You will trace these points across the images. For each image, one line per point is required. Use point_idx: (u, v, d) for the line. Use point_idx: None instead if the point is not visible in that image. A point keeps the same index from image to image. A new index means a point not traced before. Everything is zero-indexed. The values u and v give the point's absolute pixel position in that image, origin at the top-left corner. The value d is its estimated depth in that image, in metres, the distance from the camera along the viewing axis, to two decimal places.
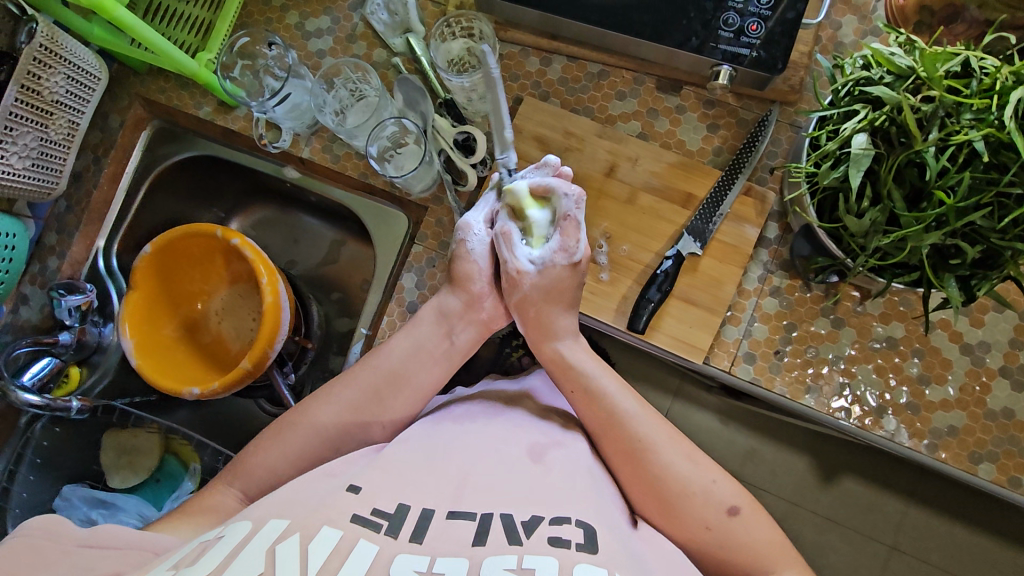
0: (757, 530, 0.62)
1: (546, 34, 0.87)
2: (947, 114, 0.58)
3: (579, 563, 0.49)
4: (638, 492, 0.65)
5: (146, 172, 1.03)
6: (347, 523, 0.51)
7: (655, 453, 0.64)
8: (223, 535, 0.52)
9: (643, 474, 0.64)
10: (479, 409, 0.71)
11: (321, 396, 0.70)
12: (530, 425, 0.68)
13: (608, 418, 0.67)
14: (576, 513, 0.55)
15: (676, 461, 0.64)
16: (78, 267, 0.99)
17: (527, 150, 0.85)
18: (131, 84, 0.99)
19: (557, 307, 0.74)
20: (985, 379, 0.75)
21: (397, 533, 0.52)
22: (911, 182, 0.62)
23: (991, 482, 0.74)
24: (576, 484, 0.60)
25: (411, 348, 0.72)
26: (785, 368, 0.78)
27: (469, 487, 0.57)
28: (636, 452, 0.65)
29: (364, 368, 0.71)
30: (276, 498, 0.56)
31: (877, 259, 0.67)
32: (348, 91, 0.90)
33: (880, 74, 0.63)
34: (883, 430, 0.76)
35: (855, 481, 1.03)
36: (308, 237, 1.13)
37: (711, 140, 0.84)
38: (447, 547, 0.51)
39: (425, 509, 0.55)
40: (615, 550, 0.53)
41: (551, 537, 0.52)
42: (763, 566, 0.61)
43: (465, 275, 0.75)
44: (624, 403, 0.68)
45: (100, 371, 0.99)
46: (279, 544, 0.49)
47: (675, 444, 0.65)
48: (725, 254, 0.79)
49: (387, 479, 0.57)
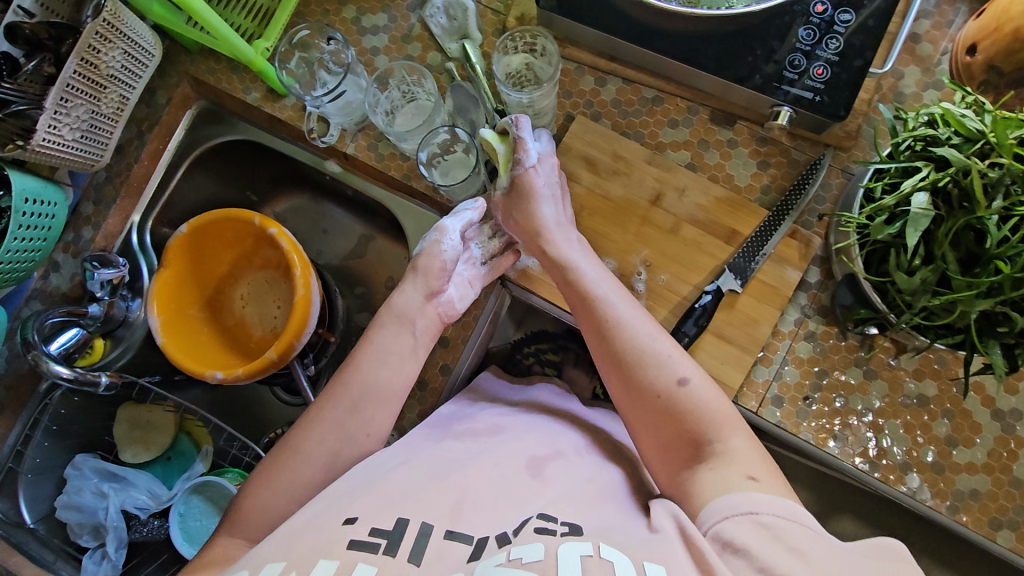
0: (709, 400, 0.61)
1: (604, 55, 0.87)
2: (1013, 182, 0.58)
3: (563, 544, 0.51)
4: (605, 369, 0.67)
5: (187, 151, 1.03)
6: (344, 551, 0.52)
7: (617, 331, 0.67)
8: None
9: (606, 349, 0.67)
10: (481, 426, 0.74)
11: (323, 402, 0.70)
12: (532, 438, 0.71)
13: (581, 301, 0.71)
14: (562, 512, 0.57)
15: (636, 336, 0.66)
16: (111, 239, 0.99)
17: (575, 169, 0.85)
18: (182, 62, 0.99)
19: (544, 204, 0.78)
20: (1013, 446, 0.75)
21: (396, 552, 0.53)
22: (967, 246, 0.62)
23: (1009, 550, 0.73)
24: (572, 492, 0.61)
25: (382, 349, 0.74)
26: (813, 415, 0.78)
27: (468, 505, 0.59)
28: (601, 329, 0.68)
29: (358, 373, 0.72)
30: (275, 540, 0.56)
31: (922, 318, 0.66)
32: (400, 93, 0.90)
33: (947, 134, 0.63)
34: (905, 487, 0.76)
35: (855, 523, 1.03)
36: (337, 228, 1.13)
37: (759, 178, 0.84)
38: (442, 568, 0.52)
39: (425, 525, 0.56)
40: (603, 531, 0.54)
41: (538, 528, 0.53)
42: (709, 434, 0.59)
43: (427, 267, 0.80)
44: (598, 289, 0.71)
45: (124, 346, 0.98)
46: None
47: (640, 323, 0.67)
48: (764, 294, 0.79)
49: (382, 501, 0.58)
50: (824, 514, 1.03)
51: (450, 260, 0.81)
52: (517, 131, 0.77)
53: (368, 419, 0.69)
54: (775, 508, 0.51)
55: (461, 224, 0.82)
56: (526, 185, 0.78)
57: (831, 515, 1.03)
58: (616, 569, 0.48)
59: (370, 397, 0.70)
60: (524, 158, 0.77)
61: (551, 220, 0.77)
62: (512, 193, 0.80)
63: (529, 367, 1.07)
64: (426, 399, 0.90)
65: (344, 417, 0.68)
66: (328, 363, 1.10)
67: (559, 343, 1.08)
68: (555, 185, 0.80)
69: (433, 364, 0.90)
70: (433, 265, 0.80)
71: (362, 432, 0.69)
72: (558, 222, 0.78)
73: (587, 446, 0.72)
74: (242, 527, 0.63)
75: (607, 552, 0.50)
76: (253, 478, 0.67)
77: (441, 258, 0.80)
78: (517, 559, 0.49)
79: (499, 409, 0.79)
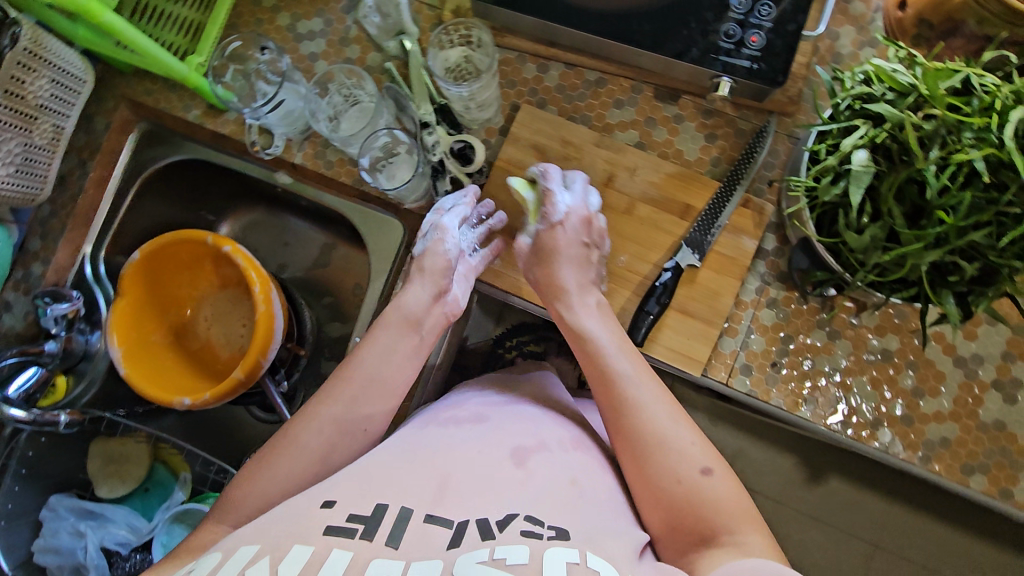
0: (730, 495, 0.59)
1: (543, 41, 0.86)
2: (948, 132, 0.59)
3: (549, 550, 0.51)
4: (618, 442, 0.65)
5: (134, 175, 1.00)
6: (320, 537, 0.52)
7: (635, 410, 0.64)
8: (194, 568, 0.53)
9: (621, 425, 0.64)
10: (465, 414, 0.72)
11: (320, 395, 0.68)
12: (515, 428, 0.68)
13: (595, 371, 0.68)
14: (551, 514, 0.56)
15: (659, 417, 0.63)
16: (63, 273, 0.97)
17: (525, 158, 0.84)
18: (118, 85, 0.97)
19: (564, 261, 0.74)
20: (977, 391, 0.75)
21: (373, 537, 0.52)
22: (911, 200, 0.62)
23: (982, 493, 0.74)
24: (556, 490, 0.60)
25: (383, 349, 0.71)
26: (782, 380, 0.79)
27: (450, 490, 0.58)
28: (619, 404, 0.65)
29: (360, 362, 0.70)
30: (251, 528, 0.56)
31: (877, 275, 0.66)
32: (342, 97, 0.88)
33: (881, 91, 0.63)
34: (877, 442, 0.77)
35: (839, 480, 1.06)
36: (298, 240, 1.12)
37: (708, 150, 0.84)
38: (422, 552, 0.51)
39: (404, 509, 0.55)
40: (586, 537, 0.55)
41: (524, 530, 0.53)
42: (727, 527, 0.57)
43: (430, 267, 0.76)
44: (614, 361, 0.68)
45: (87, 381, 0.96)
46: (249, 569, 0.50)
47: (659, 404, 0.64)
48: (722, 266, 0.79)
49: (361, 488, 0.57)
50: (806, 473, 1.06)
51: (454, 257, 0.77)
52: (547, 180, 0.77)
53: (362, 413, 0.67)
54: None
55: (459, 219, 0.79)
56: (553, 239, 0.75)
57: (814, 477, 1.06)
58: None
59: (362, 395, 0.68)
60: (553, 208, 0.76)
61: (569, 281, 0.74)
62: (535, 249, 0.76)
63: (513, 360, 1.06)
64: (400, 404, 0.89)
65: (345, 407, 0.66)
66: (302, 378, 1.09)
67: (541, 335, 1.06)
68: (585, 242, 0.76)
69: None
70: (439, 266, 0.76)
71: (358, 425, 0.67)
72: (578, 282, 0.74)
73: (574, 441, 0.69)
74: (233, 512, 0.62)
75: (594, 561, 0.51)
76: (249, 464, 0.65)
77: (446, 258, 0.77)
78: (502, 560, 0.49)
79: (484, 399, 0.77)
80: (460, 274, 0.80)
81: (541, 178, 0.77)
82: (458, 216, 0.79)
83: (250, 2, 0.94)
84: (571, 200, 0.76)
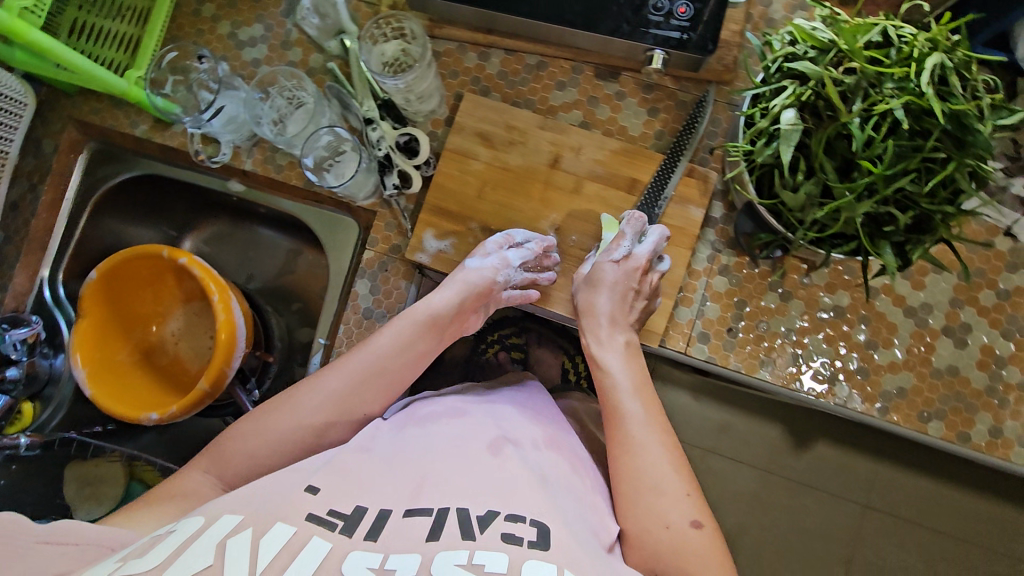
0: (714, 556, 0.58)
1: (480, 29, 0.86)
2: (870, 85, 0.60)
3: (528, 559, 0.50)
4: (617, 476, 0.64)
5: (86, 197, 0.99)
6: (302, 521, 0.52)
7: (635, 451, 0.64)
8: (176, 530, 0.52)
9: (619, 461, 0.64)
10: (442, 409, 0.71)
11: (327, 371, 0.69)
12: (496, 423, 0.69)
13: (608, 406, 0.68)
14: (532, 509, 0.55)
15: (663, 462, 0.63)
16: (22, 298, 0.97)
17: (471, 146, 0.84)
18: (63, 107, 0.97)
19: (598, 295, 0.74)
20: (929, 339, 0.77)
21: (352, 532, 0.52)
22: (842, 153, 0.63)
23: (941, 439, 0.76)
24: (531, 481, 0.59)
25: (402, 345, 0.70)
26: (739, 344, 0.80)
27: (428, 485, 0.57)
28: (628, 440, 0.65)
29: (376, 347, 0.69)
30: (232, 498, 0.56)
31: (816, 232, 0.68)
32: (285, 100, 0.88)
33: (804, 49, 0.64)
34: (836, 397, 0.78)
35: (828, 445, 1.10)
36: (265, 247, 1.10)
37: (652, 124, 0.85)
38: (401, 544, 0.51)
39: (382, 511, 0.54)
40: (568, 544, 0.52)
41: (505, 534, 0.52)
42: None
43: (474, 291, 0.74)
44: (628, 401, 0.68)
45: (54, 405, 0.97)
46: (230, 539, 0.49)
47: (661, 452, 0.64)
48: (672, 237, 0.80)
49: (344, 483, 0.57)
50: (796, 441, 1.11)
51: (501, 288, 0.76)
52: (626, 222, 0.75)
53: (363, 401, 0.68)
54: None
55: (519, 258, 0.77)
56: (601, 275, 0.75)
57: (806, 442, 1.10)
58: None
59: (372, 383, 0.68)
60: (614, 250, 0.74)
61: (603, 313, 0.74)
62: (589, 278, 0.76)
63: (496, 356, 1.04)
64: None
65: (350, 390, 0.67)
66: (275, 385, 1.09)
67: (521, 326, 1.06)
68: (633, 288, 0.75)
69: None
70: (476, 287, 0.74)
71: (359, 407, 0.68)
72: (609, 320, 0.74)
73: (547, 439, 0.69)
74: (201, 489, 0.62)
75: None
76: (244, 423, 0.66)
77: (487, 280, 0.75)
78: (479, 567, 0.49)
79: (462, 395, 0.76)
80: (494, 303, 0.79)
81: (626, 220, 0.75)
82: (519, 251, 0.77)
83: (189, 12, 0.94)
84: (643, 248, 0.74)
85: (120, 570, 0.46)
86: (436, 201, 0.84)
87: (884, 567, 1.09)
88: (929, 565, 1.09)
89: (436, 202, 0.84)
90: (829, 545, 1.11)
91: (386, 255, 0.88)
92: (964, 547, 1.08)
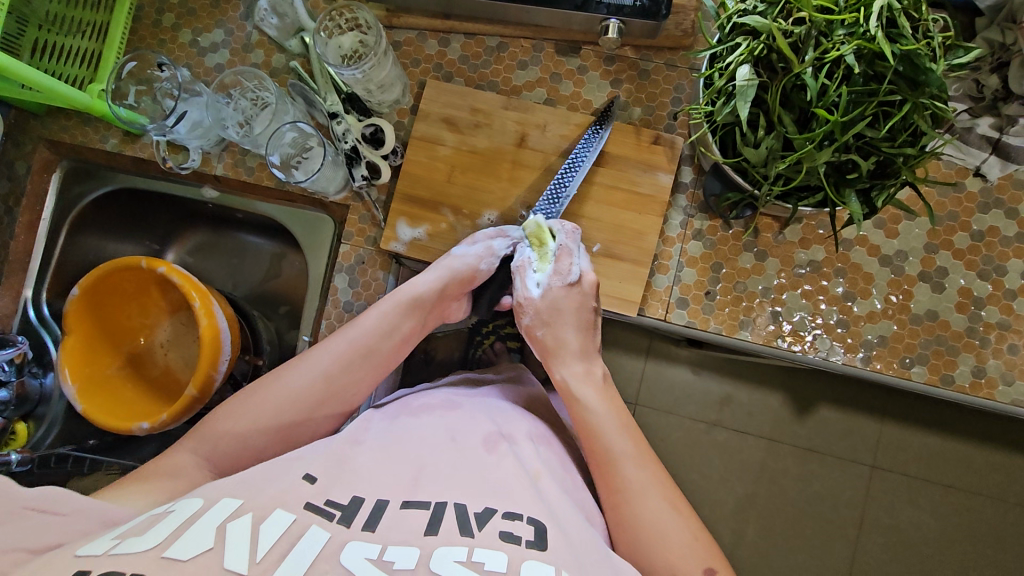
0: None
1: (438, 15, 0.87)
2: (820, 34, 0.59)
3: (527, 559, 0.49)
4: (616, 530, 0.62)
5: (63, 216, 0.99)
6: (301, 510, 0.50)
7: (636, 498, 0.61)
8: (174, 510, 0.50)
9: (620, 512, 0.62)
10: (436, 401, 0.71)
11: (316, 350, 0.69)
12: (486, 415, 0.69)
13: (595, 453, 0.65)
14: (529, 509, 0.55)
15: (659, 509, 0.60)
16: (8, 320, 0.98)
17: (438, 132, 0.84)
18: (33, 128, 0.97)
19: (572, 327, 0.73)
20: (906, 287, 0.77)
21: (350, 522, 0.51)
22: (799, 105, 0.63)
23: (925, 383, 0.76)
24: (525, 480, 0.59)
25: (387, 327, 0.70)
26: (718, 306, 0.80)
27: (425, 477, 0.57)
28: (620, 491, 0.62)
29: (364, 326, 0.70)
30: (229, 481, 0.54)
31: (782, 185, 0.68)
32: (249, 101, 0.88)
33: (754, 4, 0.64)
34: (818, 351, 0.78)
35: (830, 410, 1.11)
36: (248, 254, 1.11)
37: (616, 96, 0.85)
38: (400, 536, 0.50)
39: (380, 501, 0.54)
40: (566, 546, 0.52)
41: (503, 532, 0.52)
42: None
43: (457, 279, 0.75)
44: (616, 442, 0.65)
45: (47, 423, 0.98)
46: (230, 522, 0.47)
47: (660, 493, 0.62)
48: (643, 205, 0.80)
49: (342, 473, 0.57)
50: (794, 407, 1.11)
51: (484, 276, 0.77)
52: (566, 237, 0.74)
53: (354, 377, 0.68)
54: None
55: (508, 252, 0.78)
56: (564, 300, 0.73)
57: (808, 408, 1.11)
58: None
59: (360, 362, 0.68)
60: (566, 270, 0.73)
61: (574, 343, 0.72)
62: (547, 303, 0.73)
63: (492, 347, 1.03)
64: None
65: (339, 368, 0.67)
66: None
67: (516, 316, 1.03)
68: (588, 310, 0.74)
69: None
70: (459, 272, 0.75)
71: (350, 386, 0.68)
72: (577, 354, 0.72)
73: (539, 436, 0.69)
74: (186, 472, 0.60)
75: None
76: (236, 399, 0.66)
77: (470, 267, 0.76)
78: (479, 564, 0.48)
79: (455, 388, 0.77)
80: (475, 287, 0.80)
81: (564, 234, 0.75)
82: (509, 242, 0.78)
83: (150, 23, 0.94)
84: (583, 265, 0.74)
85: (119, 548, 0.44)
86: (407, 189, 0.84)
87: (891, 524, 1.09)
88: (935, 517, 1.09)
89: (407, 190, 0.84)
90: (838, 508, 1.10)
91: (362, 247, 0.88)
92: (967, 496, 1.08)
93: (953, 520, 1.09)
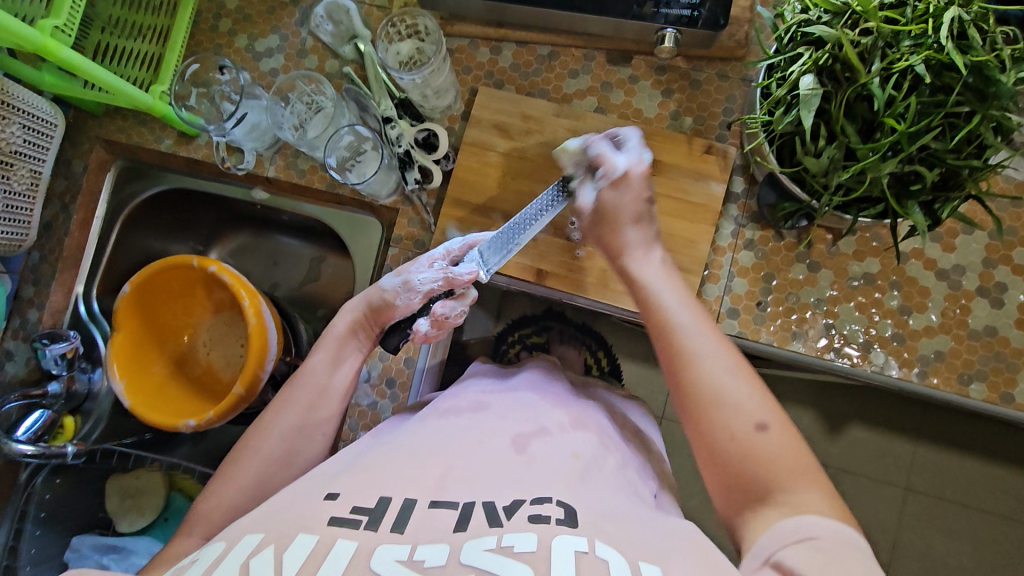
0: (790, 454, 0.50)
1: (492, 24, 0.88)
2: (886, 44, 0.59)
3: (559, 535, 0.44)
4: (675, 402, 0.56)
5: (116, 214, 1.02)
6: (325, 527, 0.46)
7: (694, 363, 0.54)
8: (199, 557, 0.47)
9: (676, 380, 0.56)
10: (465, 403, 0.65)
11: (278, 405, 0.63)
12: (515, 414, 0.61)
13: (654, 322, 0.59)
14: (556, 493, 0.50)
15: (713, 372, 0.54)
16: (59, 315, 0.99)
17: (489, 138, 0.85)
18: (90, 128, 0.99)
19: (629, 223, 0.65)
20: (964, 301, 0.77)
21: (378, 526, 0.46)
22: (863, 115, 0.62)
23: (983, 400, 0.76)
24: (560, 471, 0.53)
25: (333, 357, 0.67)
26: (769, 318, 0.80)
27: (452, 475, 0.52)
28: (674, 360, 0.56)
29: (309, 371, 0.66)
30: (254, 514, 0.50)
31: (842, 196, 0.67)
32: (304, 104, 0.90)
33: (817, 14, 0.64)
34: (872, 365, 0.78)
35: (864, 429, 1.09)
36: (287, 257, 1.12)
37: (667, 105, 0.86)
38: (429, 535, 0.45)
39: (408, 499, 0.49)
40: (597, 519, 0.47)
41: (532, 515, 0.46)
42: (781, 485, 0.49)
43: (383, 314, 0.69)
44: (676, 310, 0.58)
45: (94, 418, 1.00)
46: (254, 557, 0.43)
47: (720, 355, 0.55)
48: (694, 214, 0.80)
49: (369, 478, 0.51)
50: (832, 424, 1.10)
51: (405, 309, 0.69)
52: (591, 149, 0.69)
53: (318, 419, 0.63)
54: (836, 534, 0.44)
55: (434, 277, 0.69)
56: (613, 201, 0.65)
57: (844, 426, 1.09)
58: (611, 568, 0.42)
59: (317, 405, 0.64)
60: (613, 170, 0.66)
61: (630, 233, 0.65)
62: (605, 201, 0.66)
63: (517, 355, 1.03)
64: (397, 395, 0.92)
65: (303, 416, 0.63)
66: None
67: (541, 325, 1.05)
68: (640, 202, 0.66)
69: (396, 359, 0.91)
70: (376, 306, 0.69)
71: (319, 428, 0.63)
72: (640, 243, 0.65)
73: (574, 421, 0.62)
74: (203, 523, 0.56)
75: (604, 549, 0.43)
76: (221, 468, 0.60)
77: (391, 301, 0.69)
78: (509, 549, 0.43)
79: (483, 385, 0.70)
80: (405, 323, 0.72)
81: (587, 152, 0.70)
82: (433, 271, 0.69)
83: (207, 28, 0.96)
84: (627, 157, 0.66)
85: None
86: (457, 194, 0.85)
87: (926, 550, 1.06)
88: (973, 544, 1.05)
89: (457, 195, 0.85)
90: (873, 531, 1.07)
91: (410, 250, 0.89)
92: (1008, 523, 1.05)
93: (991, 548, 1.05)
